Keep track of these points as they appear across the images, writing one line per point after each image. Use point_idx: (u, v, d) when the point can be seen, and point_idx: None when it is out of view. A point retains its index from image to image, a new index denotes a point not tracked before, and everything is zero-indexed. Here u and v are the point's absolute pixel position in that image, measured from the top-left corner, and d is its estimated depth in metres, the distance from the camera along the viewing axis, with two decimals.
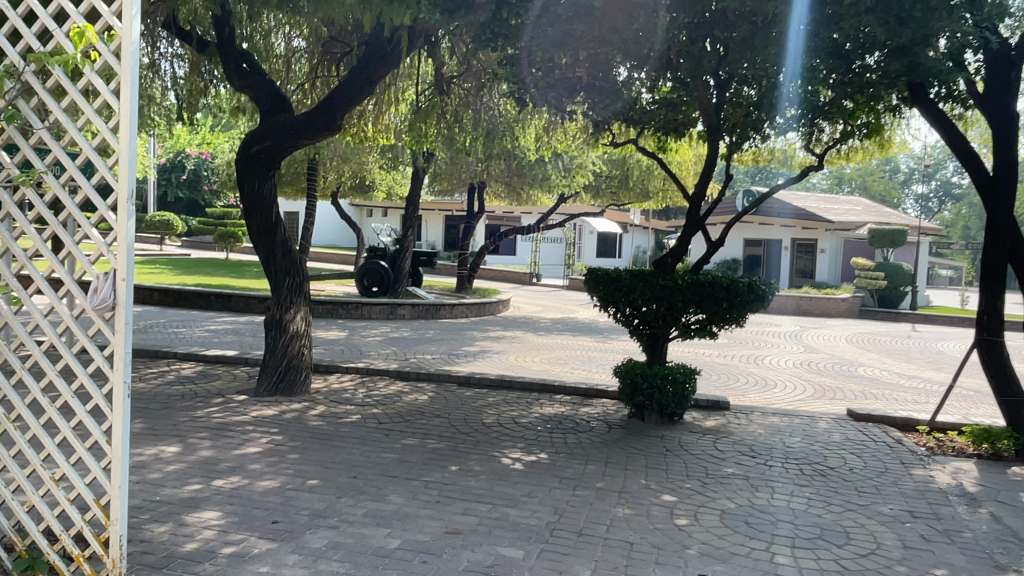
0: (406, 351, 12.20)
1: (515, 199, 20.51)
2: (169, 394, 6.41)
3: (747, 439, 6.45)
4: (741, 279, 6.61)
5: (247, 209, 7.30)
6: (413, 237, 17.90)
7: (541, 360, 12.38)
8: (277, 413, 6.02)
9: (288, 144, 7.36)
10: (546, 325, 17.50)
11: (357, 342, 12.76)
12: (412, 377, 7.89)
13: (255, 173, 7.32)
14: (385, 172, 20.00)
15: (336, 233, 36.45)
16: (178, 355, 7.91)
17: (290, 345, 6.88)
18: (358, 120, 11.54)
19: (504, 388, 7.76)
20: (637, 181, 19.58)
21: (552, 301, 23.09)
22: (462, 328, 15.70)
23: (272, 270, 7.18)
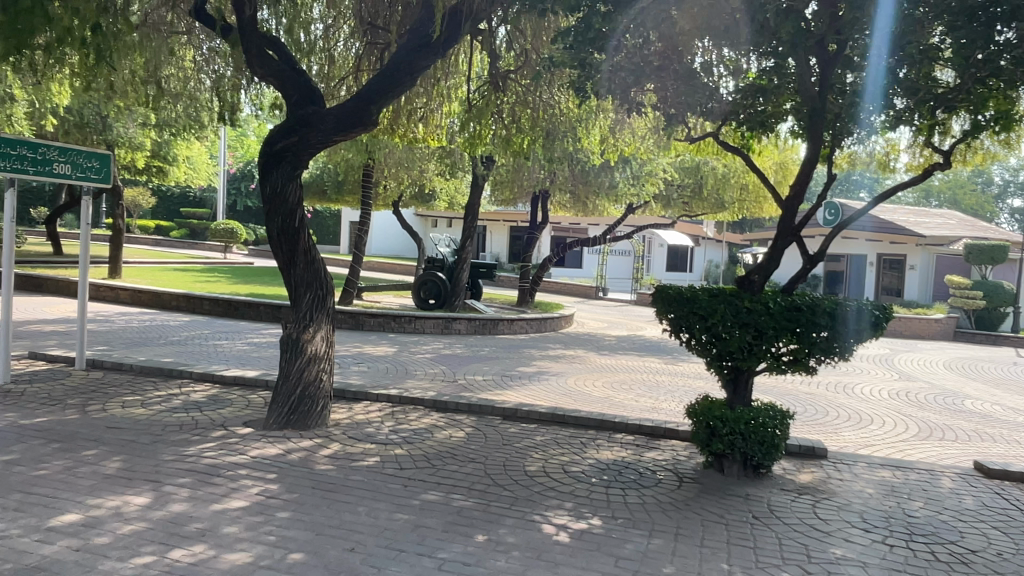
0: (456, 371, 11.23)
1: (581, 210, 19.45)
2: (167, 424, 5.58)
3: (855, 504, 5.15)
4: (846, 304, 5.35)
5: (268, 213, 6.45)
6: (471, 247, 16.96)
7: (603, 384, 11.21)
8: (281, 453, 5.10)
9: (317, 140, 6.51)
10: (610, 343, 16.29)
11: (405, 360, 11.86)
12: (450, 408, 6.87)
13: (277, 172, 6.47)
14: (444, 179, 19.24)
15: (399, 243, 36.04)
16: (195, 376, 7.15)
17: (306, 370, 5.96)
18: (407, 122, 10.70)
19: (556, 423, 6.66)
20: (711, 191, 18.22)
21: (618, 316, 21.81)
22: (519, 345, 14.67)
23: (292, 283, 6.31)
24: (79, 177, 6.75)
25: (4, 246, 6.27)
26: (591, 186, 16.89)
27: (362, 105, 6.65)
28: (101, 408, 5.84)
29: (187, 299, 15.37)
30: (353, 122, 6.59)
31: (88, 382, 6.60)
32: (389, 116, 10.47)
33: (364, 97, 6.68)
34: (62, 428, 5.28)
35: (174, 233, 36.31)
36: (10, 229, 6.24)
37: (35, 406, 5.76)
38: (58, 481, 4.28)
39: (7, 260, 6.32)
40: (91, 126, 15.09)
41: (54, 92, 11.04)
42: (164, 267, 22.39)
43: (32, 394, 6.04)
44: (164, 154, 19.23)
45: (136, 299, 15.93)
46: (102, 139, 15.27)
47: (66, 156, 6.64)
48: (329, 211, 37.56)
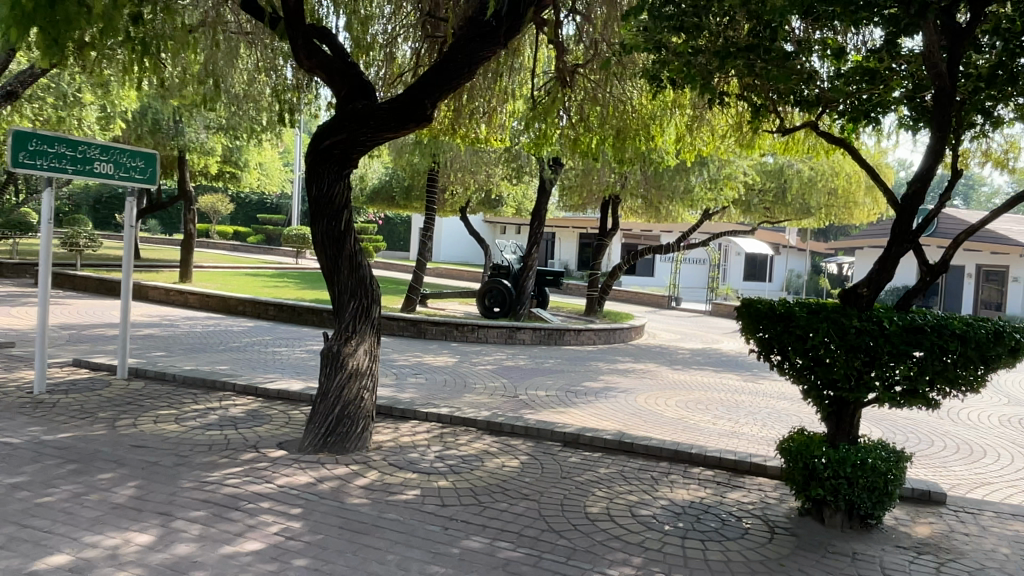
0: (519, 385, 10.58)
1: (654, 216, 18.59)
2: (196, 443, 5.13)
3: (990, 569, 4.21)
4: (977, 325, 4.45)
5: (313, 214, 5.97)
6: (537, 254, 16.32)
7: (676, 403, 10.36)
8: (311, 482, 4.54)
9: (366, 138, 5.95)
10: (684, 357, 15.33)
11: (465, 371, 11.29)
12: (505, 431, 6.23)
13: (324, 171, 5.97)
14: (512, 185, 18.71)
15: (467, 249, 35.77)
16: (237, 388, 6.73)
17: (346, 388, 5.39)
18: (471, 123, 10.14)
19: (623, 452, 5.93)
20: (796, 195, 17.07)
21: (692, 328, 20.73)
22: (587, 357, 13.92)
23: (335, 290, 5.78)
24: (122, 177, 6.49)
25: (40, 248, 6.05)
26: (665, 190, 16.02)
27: (414, 98, 6.05)
28: (131, 423, 5.44)
29: (252, 304, 15.27)
30: (404, 117, 5.99)
31: (126, 393, 6.26)
32: (451, 115, 9.95)
33: (416, 90, 6.07)
34: (84, 445, 4.88)
35: (250, 238, 37.11)
36: (46, 231, 6.04)
37: (65, 419, 5.41)
38: (60, 510, 3.82)
39: (42, 264, 6.07)
40: (163, 131, 15.22)
41: (123, 94, 11.05)
42: (235, 272, 22.63)
43: (66, 407, 5.71)
44: (235, 160, 19.39)
45: (203, 303, 15.96)
46: (173, 144, 15.38)
47: (107, 155, 6.35)
48: (399, 218, 37.66)
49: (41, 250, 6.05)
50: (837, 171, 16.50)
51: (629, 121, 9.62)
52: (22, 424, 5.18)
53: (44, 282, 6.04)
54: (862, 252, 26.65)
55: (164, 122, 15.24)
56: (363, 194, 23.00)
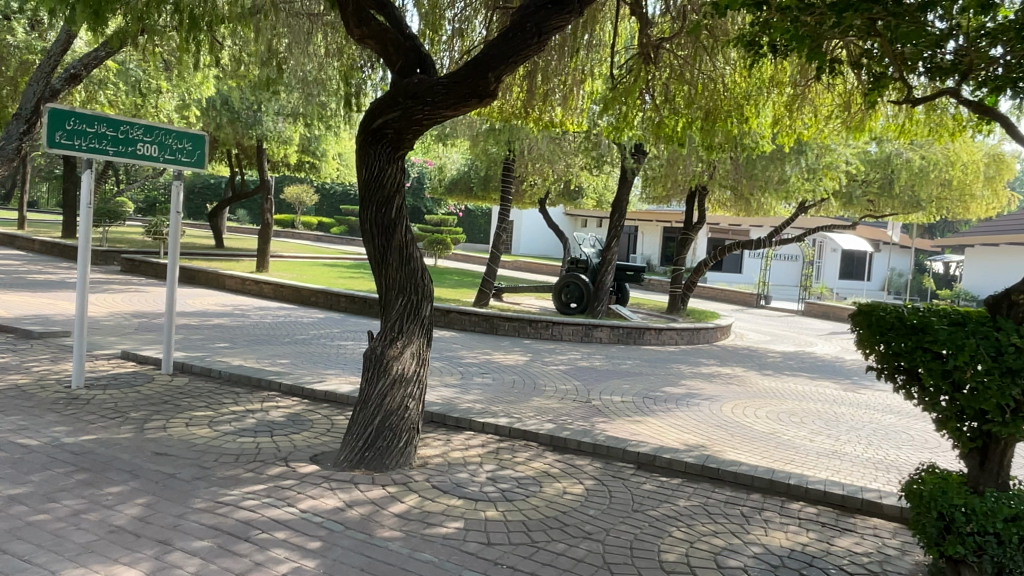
0: (593, 389, 9.76)
1: (744, 208, 17.37)
2: (225, 453, 4.63)
3: None
4: None
5: (362, 200, 5.35)
6: (617, 247, 15.40)
7: (767, 415, 9.35)
8: (338, 507, 3.94)
9: (421, 117, 5.25)
10: (775, 361, 14.13)
11: (536, 371, 10.57)
12: (570, 449, 5.48)
13: (374, 153, 5.34)
14: (592, 175, 17.84)
15: (547, 242, 35.07)
16: (282, 388, 6.25)
17: (388, 396, 4.77)
18: (547, 106, 9.37)
19: (706, 480, 5.10)
20: (905, 186, 15.50)
21: (784, 329, 19.30)
22: (668, 359, 12.97)
23: (383, 286, 5.15)
24: (167, 159, 6.09)
25: (80, 234, 5.70)
26: (757, 180, 14.82)
27: (476, 71, 5.30)
28: (161, 427, 4.99)
29: (325, 294, 15.03)
30: (464, 93, 5.27)
31: (166, 391, 5.86)
32: (524, 97, 9.22)
33: (478, 62, 5.34)
34: (103, 450, 4.42)
35: (335, 230, 37.54)
36: (86, 215, 5.71)
37: (94, 419, 4.99)
38: (50, 532, 3.31)
39: (82, 252, 5.73)
40: (242, 120, 15.12)
41: (195, 80, 10.83)
42: (314, 262, 22.67)
43: (99, 404, 5.32)
44: (313, 150, 19.30)
45: (277, 293, 15.86)
46: (252, 133, 15.26)
47: (152, 136, 5.97)
48: (479, 210, 37.18)
49: (81, 236, 5.71)
50: (952, 160, 14.82)
51: (719, 100, 8.68)
52: (47, 422, 4.79)
53: (83, 270, 5.68)
54: (974, 251, 24.06)
55: (242, 111, 15.13)
56: (441, 184, 22.58)
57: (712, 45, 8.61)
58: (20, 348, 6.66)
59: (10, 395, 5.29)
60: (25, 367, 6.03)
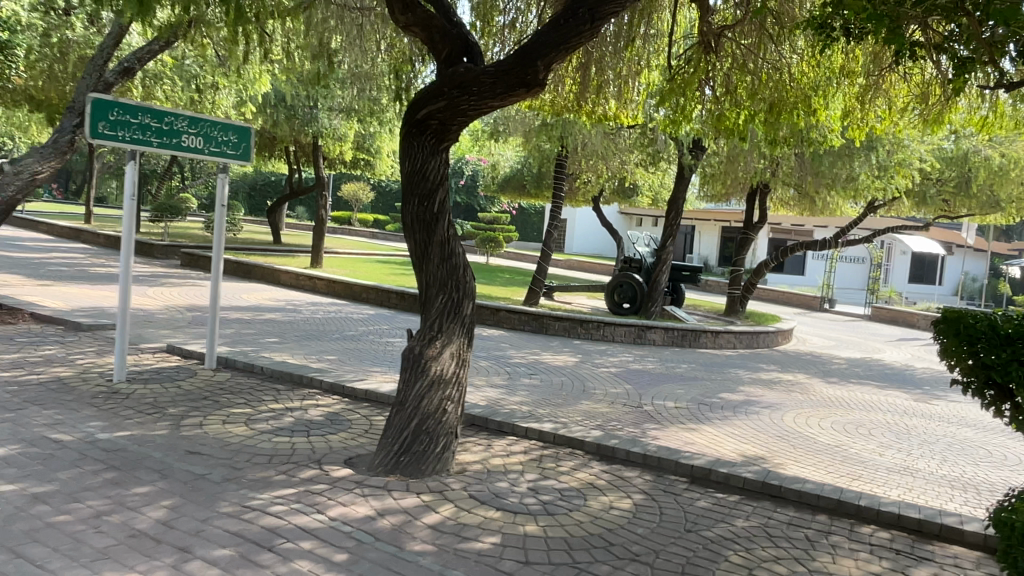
0: (645, 393, 9.38)
1: (808, 207, 16.64)
2: (259, 453, 4.48)
3: None
4: None
5: (404, 194, 5.12)
6: (673, 246, 14.91)
7: (831, 425, 8.82)
8: (369, 516, 3.72)
9: (467, 107, 4.98)
10: (840, 368, 13.44)
11: (586, 373, 10.24)
12: (619, 459, 5.17)
13: (417, 144, 5.09)
14: (648, 172, 17.37)
15: (602, 241, 34.58)
16: (323, 386, 6.11)
17: (425, 398, 4.54)
18: (602, 99, 9.03)
19: (765, 498, 4.71)
20: (984, 185, 14.58)
21: (849, 334, 18.45)
22: (726, 363, 12.46)
23: (423, 282, 4.93)
24: (213, 152, 6.00)
25: (123, 226, 5.70)
26: (824, 178, 14.12)
27: (526, 59, 5.00)
28: (197, 424, 4.88)
29: (375, 291, 14.99)
30: (513, 82, 4.97)
31: (207, 387, 5.79)
32: (577, 89, 8.90)
33: (528, 50, 5.03)
34: (136, 447, 4.31)
35: (390, 227, 37.80)
36: (129, 207, 5.69)
37: (132, 415, 4.92)
38: (69, 535, 3.18)
39: (126, 245, 5.73)
40: (298, 117, 15.22)
41: (249, 75, 10.85)
42: (367, 259, 22.77)
43: (138, 399, 5.25)
44: (368, 147, 19.34)
45: (329, 289, 15.90)
46: (307, 130, 15.31)
47: (197, 128, 5.89)
48: (533, 208, 36.86)
49: (124, 228, 5.72)
50: None
51: (784, 91, 8.19)
52: (84, 417, 4.72)
53: (125, 263, 5.68)
54: None
55: (299, 107, 15.23)
56: (495, 182, 22.36)
57: (778, 32, 8.14)
58: (70, 341, 6.69)
59: (53, 388, 5.27)
60: (71, 360, 6.04)
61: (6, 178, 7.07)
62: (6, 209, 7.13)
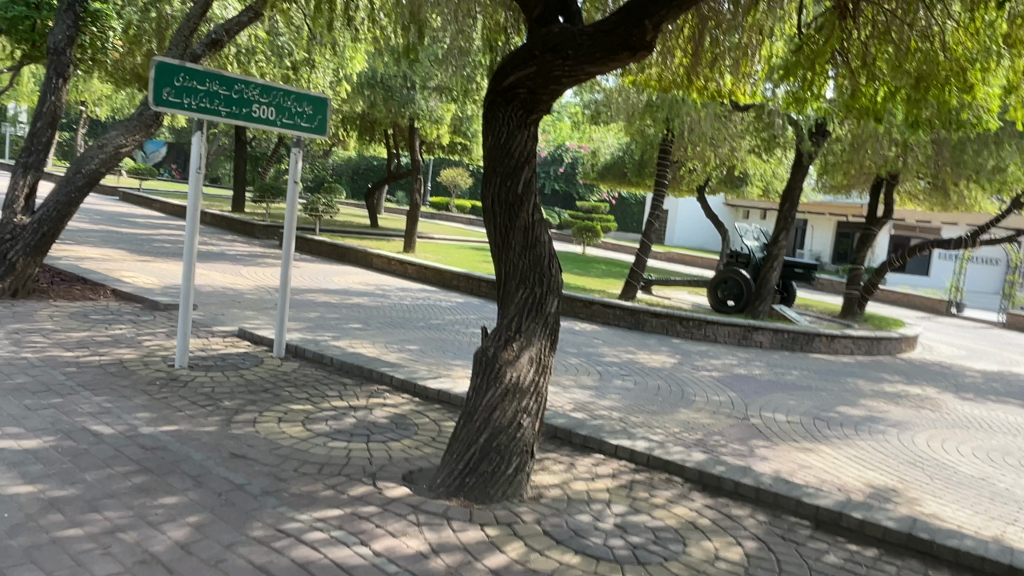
0: (751, 403, 8.39)
1: (941, 201, 14.93)
2: (311, 459, 3.96)
3: None
4: None
5: (486, 172, 4.43)
6: (786, 242, 13.62)
7: (973, 451, 7.58)
8: (420, 553, 3.10)
9: (562, 73, 4.22)
10: (976, 381, 11.88)
11: (685, 377, 9.32)
12: (725, 490, 4.35)
13: (503, 116, 4.38)
14: (761, 160, 16.08)
15: (705, 234, 33.00)
16: (393, 383, 5.58)
17: (498, 410, 3.89)
18: (714, 74, 8.07)
19: (908, 553, 3.80)
20: None
21: (983, 344, 16.53)
22: (842, 371, 11.20)
23: (502, 273, 4.29)
24: (286, 124, 5.57)
25: (189, 198, 5.42)
26: (966, 169, 12.57)
27: (631, 17, 4.20)
28: (250, 420, 4.43)
29: (466, 278, 14.52)
30: (615, 44, 4.19)
31: (270, 378, 5.35)
32: (688, 62, 7.97)
33: (635, 6, 4.22)
34: (177, 445, 3.88)
35: None
36: (195, 179, 5.40)
37: (184, 406, 4.52)
38: (72, 557, 2.73)
39: (190, 218, 5.47)
40: (396, 99, 14.87)
41: (339, 51, 10.52)
42: (461, 245, 22.44)
43: (195, 389, 4.86)
44: (464, 131, 18.87)
45: (420, 275, 15.56)
46: (404, 112, 14.94)
47: (269, 97, 5.46)
48: (633, 197, 35.59)
49: (190, 201, 5.45)
50: None
51: (937, 62, 6.96)
52: (134, 407, 4.36)
53: (190, 237, 5.42)
54: None
55: (397, 89, 14.91)
56: (594, 169, 21.41)
57: None
58: (144, 321, 6.46)
59: (112, 371, 4.97)
60: (139, 342, 5.76)
61: (91, 151, 6.92)
62: (90, 182, 6.98)
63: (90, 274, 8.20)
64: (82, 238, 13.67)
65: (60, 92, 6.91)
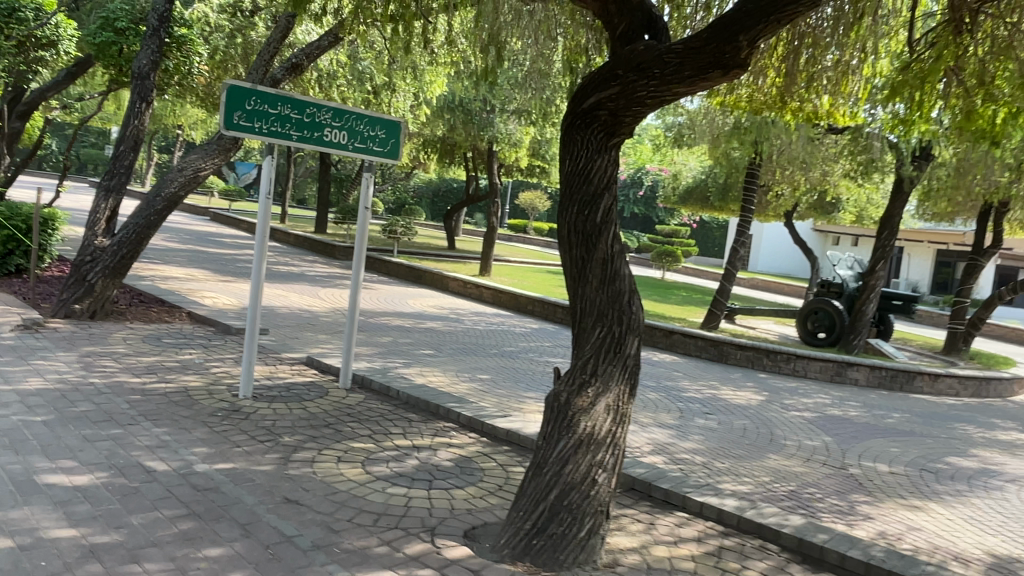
0: (849, 449, 7.66)
1: None
2: (368, 508, 3.67)
3: None
4: None
5: (562, 200, 4.09)
6: (885, 271, 12.66)
7: None
8: None
9: (647, 94, 3.85)
10: None
11: (774, 417, 8.64)
12: (827, 564, 3.82)
13: (582, 140, 4.03)
14: (856, 186, 15.17)
15: (791, 261, 31.66)
16: (460, 420, 5.28)
17: (571, 463, 3.52)
18: (807, 91, 7.53)
19: None
20: None
21: None
22: (949, 415, 10.24)
23: (578, 308, 3.92)
24: (357, 148, 5.41)
25: (258, 223, 5.33)
26: None
27: (724, 33, 3.81)
28: (309, 459, 4.20)
29: (540, 304, 14.19)
30: (705, 62, 3.80)
31: (334, 411, 5.14)
32: (783, 82, 7.45)
33: (728, 22, 3.84)
34: (230, 487, 3.67)
35: None
36: (264, 204, 5.30)
37: (243, 441, 4.33)
38: None
39: (259, 245, 5.38)
40: (475, 122, 14.78)
41: (418, 75, 10.49)
42: (537, 269, 22.16)
43: (256, 421, 4.68)
44: (543, 154, 18.65)
45: (495, 299, 15.33)
46: (482, 136, 14.84)
47: (341, 121, 5.32)
48: (715, 222, 34.62)
49: (259, 228, 5.36)
50: None
51: None
52: (192, 441, 4.19)
53: (258, 263, 5.32)
54: None
55: (476, 113, 14.83)
56: (675, 193, 20.80)
57: None
58: (214, 346, 6.40)
59: (175, 400, 4.85)
60: (207, 369, 5.67)
61: (172, 175, 6.99)
62: (170, 205, 7.05)
63: (170, 296, 8.29)
64: (171, 258, 14.08)
65: (143, 117, 7.01)
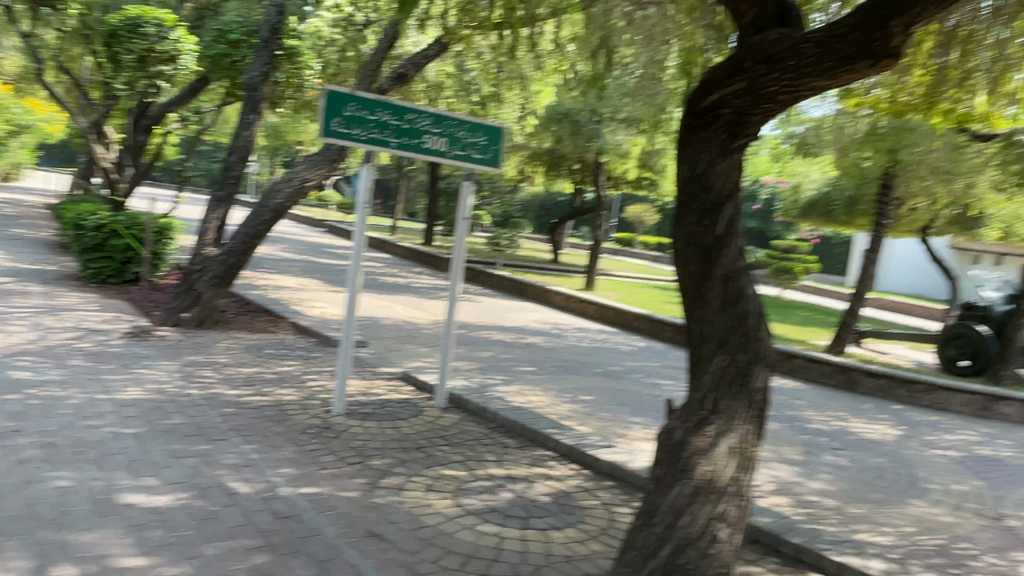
0: (1006, 497, 6.65)
1: None
2: (456, 548, 3.32)
3: None
4: None
5: (677, 209, 3.61)
6: None
7: None
8: None
9: (780, 88, 3.33)
10: None
11: (913, 455, 7.69)
12: None
13: (701, 141, 3.55)
14: (1006, 198, 13.64)
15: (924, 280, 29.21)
16: (559, 449, 4.86)
17: (687, 514, 3.06)
18: (959, 92, 6.67)
19: None
20: None
21: None
22: None
23: (695, 332, 3.43)
24: (457, 155, 5.14)
25: (355, 233, 5.16)
26: None
27: (873, 16, 3.22)
28: (396, 487, 3.90)
29: (647, 320, 13.57)
30: (849, 52, 3.23)
31: (426, 433, 4.84)
32: (929, 81, 6.64)
33: (879, 2, 3.24)
34: (311, 515, 3.42)
35: None
36: (361, 214, 5.11)
37: (330, 463, 4.10)
38: None
39: (356, 255, 5.20)
40: (582, 133, 14.42)
41: (525, 84, 10.25)
42: (644, 284, 21.44)
43: (346, 441, 4.45)
44: (653, 165, 18.00)
45: (599, 314, 14.81)
46: (590, 147, 14.43)
47: (441, 127, 5.07)
48: (837, 237, 32.55)
49: (356, 238, 5.18)
50: None
51: None
52: (279, 461, 4.00)
53: (353, 274, 5.13)
54: None
55: (584, 124, 14.46)
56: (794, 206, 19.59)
57: None
58: (313, 358, 6.29)
59: (268, 415, 4.71)
60: (302, 382, 5.54)
61: (278, 185, 7.00)
62: (276, 215, 7.06)
63: (276, 305, 8.36)
64: (284, 268, 14.51)
65: (253, 128, 7.09)
